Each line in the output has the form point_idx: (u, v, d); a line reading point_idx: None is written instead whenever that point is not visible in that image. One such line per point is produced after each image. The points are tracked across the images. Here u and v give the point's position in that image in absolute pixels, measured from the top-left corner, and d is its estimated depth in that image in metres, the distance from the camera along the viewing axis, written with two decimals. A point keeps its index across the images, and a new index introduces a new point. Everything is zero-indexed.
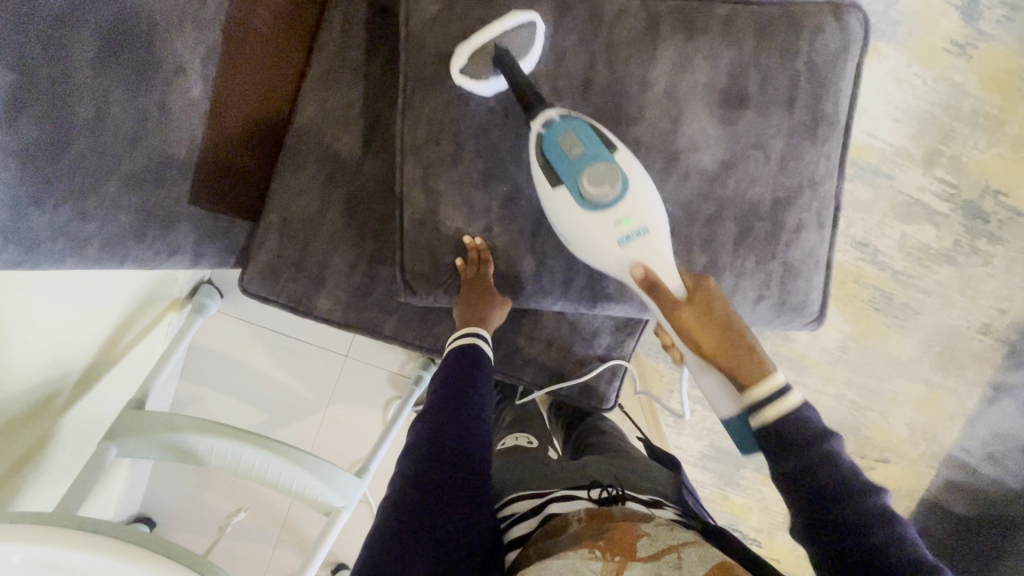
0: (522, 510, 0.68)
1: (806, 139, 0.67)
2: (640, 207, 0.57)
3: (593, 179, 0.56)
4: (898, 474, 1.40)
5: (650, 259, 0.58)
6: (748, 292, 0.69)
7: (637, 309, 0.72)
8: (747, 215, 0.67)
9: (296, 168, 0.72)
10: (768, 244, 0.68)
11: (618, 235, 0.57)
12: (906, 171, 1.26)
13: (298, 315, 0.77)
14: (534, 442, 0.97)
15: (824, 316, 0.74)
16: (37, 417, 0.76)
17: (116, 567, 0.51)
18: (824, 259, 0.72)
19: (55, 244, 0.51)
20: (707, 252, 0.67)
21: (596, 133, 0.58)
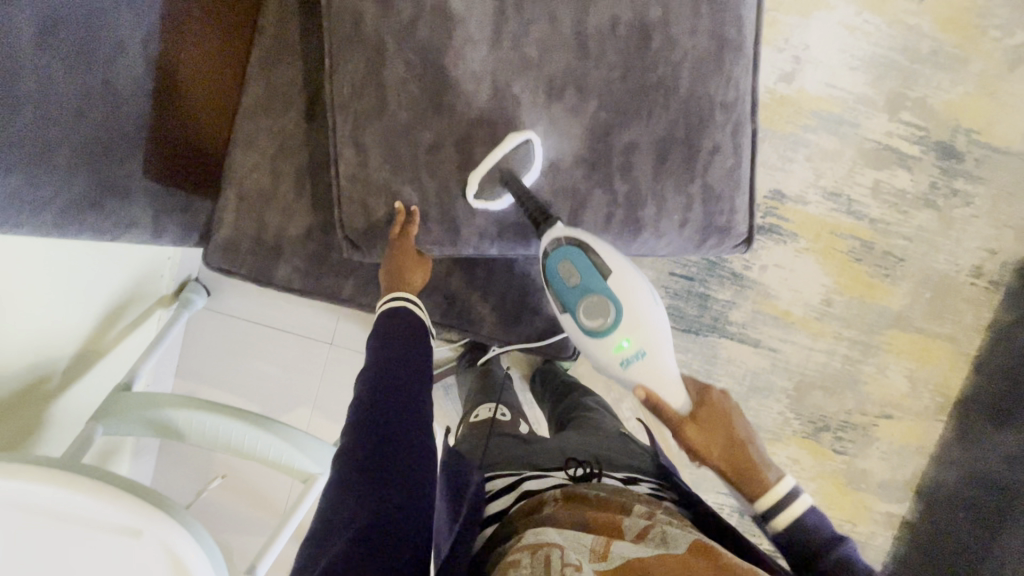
0: (497, 487, 0.70)
1: (710, 68, 0.72)
2: (637, 331, 0.67)
3: (590, 310, 0.68)
4: (903, 428, 1.36)
5: (652, 380, 0.68)
6: (672, 215, 0.74)
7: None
8: (665, 143, 0.71)
9: (246, 145, 0.77)
10: (687, 168, 0.73)
11: (619, 359, 0.68)
12: (871, 118, 1.25)
13: (261, 286, 0.81)
14: (508, 415, 0.97)
15: (752, 236, 0.80)
16: (27, 398, 0.82)
17: (75, 499, 0.54)
18: (744, 179, 0.77)
19: (12, 208, 0.57)
20: (629, 179, 0.72)
21: (593, 263, 0.68)
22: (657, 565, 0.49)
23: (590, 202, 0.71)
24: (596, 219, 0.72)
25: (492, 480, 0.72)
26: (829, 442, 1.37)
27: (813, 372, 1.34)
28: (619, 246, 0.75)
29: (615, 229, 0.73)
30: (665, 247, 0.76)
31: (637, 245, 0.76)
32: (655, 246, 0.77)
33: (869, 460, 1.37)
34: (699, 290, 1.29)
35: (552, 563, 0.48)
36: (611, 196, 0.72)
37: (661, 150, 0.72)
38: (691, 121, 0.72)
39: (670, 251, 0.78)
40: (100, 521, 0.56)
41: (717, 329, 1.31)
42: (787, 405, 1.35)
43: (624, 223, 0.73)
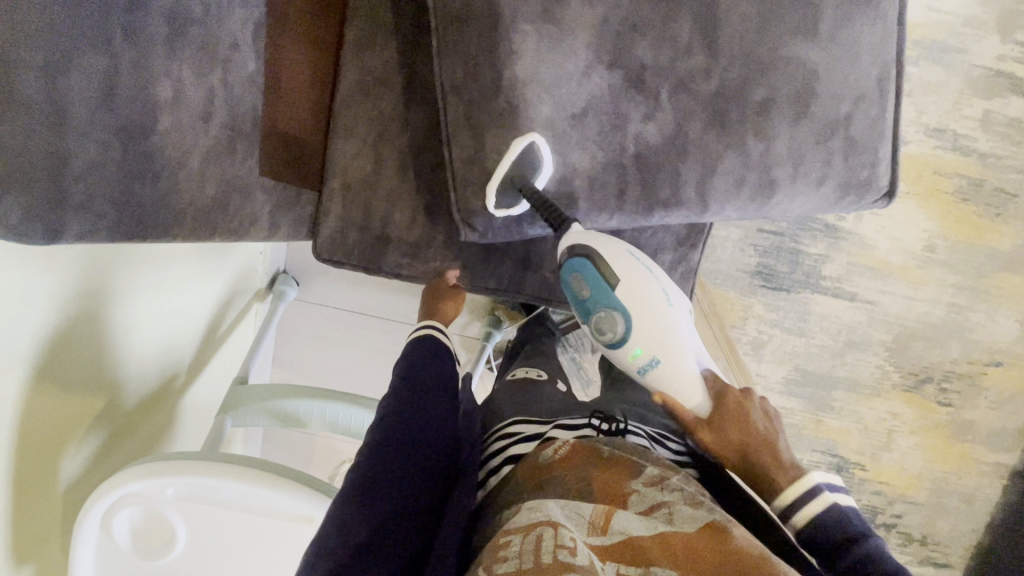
0: (525, 434, 0.69)
1: (856, 12, 0.71)
2: (649, 340, 0.66)
3: (601, 324, 0.67)
4: (1015, 375, 1.29)
5: (668, 387, 0.66)
6: (809, 174, 0.74)
7: (698, 213, 0.73)
8: (805, 94, 0.71)
9: (347, 132, 0.76)
10: (828, 120, 0.72)
11: (635, 367, 0.67)
12: (981, 41, 1.14)
13: (369, 273, 0.82)
14: (542, 375, 0.92)
15: (893, 191, 0.79)
16: (161, 395, 0.86)
17: (251, 490, 0.57)
18: (886, 130, 0.76)
19: (159, 215, 0.58)
20: (765, 139, 0.71)
21: (600, 271, 0.66)
22: (653, 550, 0.46)
23: (724, 164, 0.71)
24: (728, 185, 0.72)
25: (516, 424, 0.71)
26: (933, 394, 1.31)
27: (916, 323, 1.27)
28: (750, 209, 0.75)
29: (747, 193, 0.73)
30: (800, 208, 0.76)
31: (767, 209, 0.76)
32: (787, 209, 0.76)
33: (976, 409, 1.31)
34: (790, 245, 1.23)
35: (543, 545, 0.45)
36: (745, 158, 0.71)
37: (799, 103, 0.71)
38: (832, 70, 0.71)
39: (804, 211, 0.78)
40: (274, 509, 0.58)
41: (810, 284, 1.25)
42: (886, 358, 1.29)
43: (758, 185, 0.73)
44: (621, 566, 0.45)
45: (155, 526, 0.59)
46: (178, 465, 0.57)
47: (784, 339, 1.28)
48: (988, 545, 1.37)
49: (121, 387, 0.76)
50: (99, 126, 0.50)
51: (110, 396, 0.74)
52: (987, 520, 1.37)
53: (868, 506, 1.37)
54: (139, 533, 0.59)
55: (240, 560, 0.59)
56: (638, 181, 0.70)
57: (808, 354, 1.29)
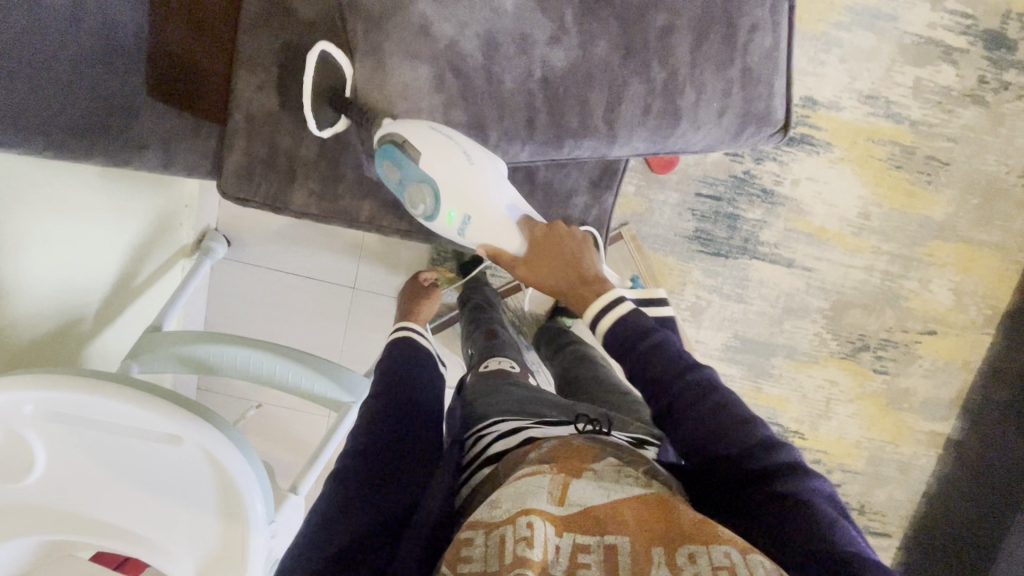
0: (501, 433, 0.66)
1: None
2: (456, 202, 0.69)
3: (415, 199, 0.69)
4: (949, 344, 1.32)
5: (486, 239, 0.73)
6: (711, 103, 0.76)
7: (606, 144, 0.76)
8: (703, 20, 0.73)
9: (249, 64, 0.74)
10: (726, 45, 0.74)
11: (454, 229, 0.72)
12: (913, 8, 1.15)
13: (277, 213, 0.80)
14: (516, 366, 0.93)
15: (789, 122, 0.82)
16: (61, 339, 0.83)
17: (115, 407, 0.54)
18: (783, 61, 0.79)
19: (21, 122, 0.56)
20: (667, 68, 0.74)
21: (405, 155, 0.65)
22: (607, 520, 0.47)
23: (628, 91, 0.73)
24: (633, 113, 0.74)
25: (495, 425, 0.69)
26: (869, 361, 1.33)
27: (851, 291, 1.29)
28: (657, 139, 0.78)
29: (652, 121, 0.75)
30: (704, 139, 0.79)
31: (674, 140, 0.79)
32: (693, 140, 0.79)
33: (911, 378, 1.33)
34: (727, 210, 1.23)
35: (505, 543, 0.43)
36: (649, 85, 0.74)
37: (697, 34, 0.73)
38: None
39: (709, 143, 0.81)
40: (141, 430, 0.56)
41: (748, 250, 1.25)
42: (824, 326, 1.30)
43: (664, 112, 0.75)
44: (575, 537, 0.45)
45: (14, 449, 0.56)
46: (32, 381, 0.54)
47: (722, 305, 1.28)
48: (922, 513, 1.39)
49: (6, 324, 0.73)
50: None
51: None
52: (923, 488, 1.39)
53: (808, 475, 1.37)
54: None
55: (113, 486, 0.57)
56: (544, 111, 0.72)
57: (747, 321, 1.29)
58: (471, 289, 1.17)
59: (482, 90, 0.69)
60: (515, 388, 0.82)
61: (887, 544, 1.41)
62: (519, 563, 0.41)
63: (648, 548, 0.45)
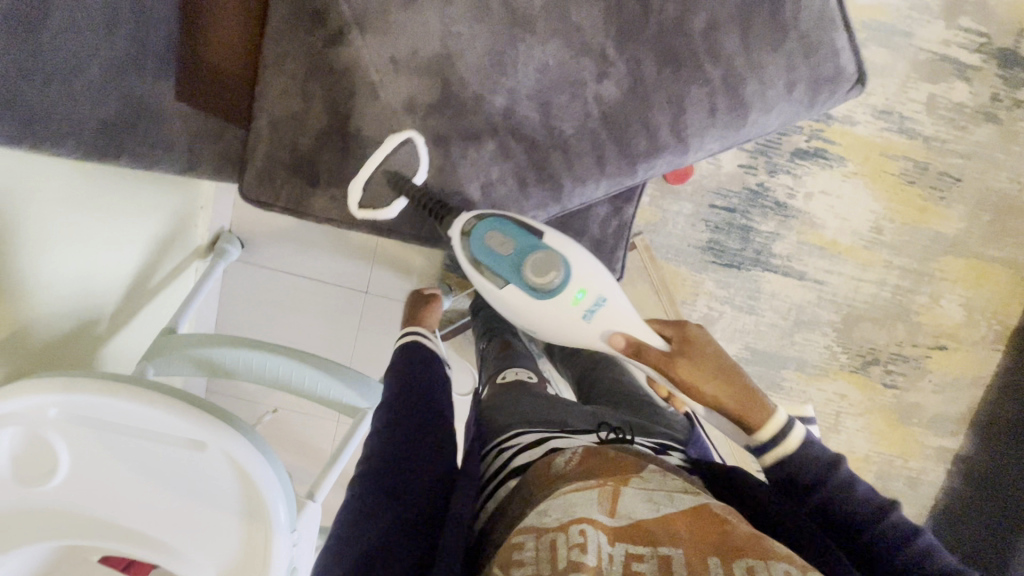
0: (524, 443, 0.66)
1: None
2: (588, 282, 0.72)
3: (539, 267, 0.71)
4: (958, 359, 1.32)
5: (615, 325, 0.72)
6: (777, 82, 0.80)
7: (680, 152, 0.82)
8: (746, 12, 0.77)
9: (275, 66, 0.74)
10: (776, 28, 0.78)
11: (581, 311, 0.72)
12: (927, 25, 1.16)
13: (298, 218, 0.80)
14: (534, 376, 0.92)
15: (863, 76, 0.84)
16: (78, 339, 0.83)
17: (140, 411, 0.54)
18: (837, 19, 0.81)
19: (52, 123, 0.55)
20: (721, 64, 0.78)
21: (518, 225, 0.73)
22: (659, 531, 0.48)
23: (690, 99, 0.78)
24: (701, 115, 0.80)
25: (517, 435, 0.68)
26: (878, 375, 1.33)
27: (863, 305, 1.29)
28: (727, 134, 0.82)
29: (721, 119, 0.81)
30: (777, 117, 0.83)
31: (746, 128, 0.83)
32: (767, 122, 0.83)
33: (920, 392, 1.33)
34: (741, 222, 1.24)
35: (558, 549, 0.45)
36: (710, 86, 0.79)
37: (742, 23, 0.77)
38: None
39: (782, 120, 0.84)
40: (165, 435, 0.55)
41: (760, 262, 1.26)
42: (834, 339, 1.31)
43: (730, 107, 0.80)
44: (629, 546, 0.47)
45: (40, 451, 0.56)
46: (58, 384, 0.53)
47: (733, 317, 1.28)
48: (930, 527, 1.39)
49: (24, 324, 0.72)
50: None
51: (13, 331, 0.70)
52: (931, 502, 1.40)
53: None
54: (21, 460, 0.56)
55: (134, 491, 0.57)
56: (611, 141, 0.80)
57: (758, 333, 1.30)
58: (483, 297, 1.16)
59: (547, 143, 0.79)
60: (530, 395, 0.82)
61: None
62: (574, 569, 0.44)
63: (705, 558, 0.46)
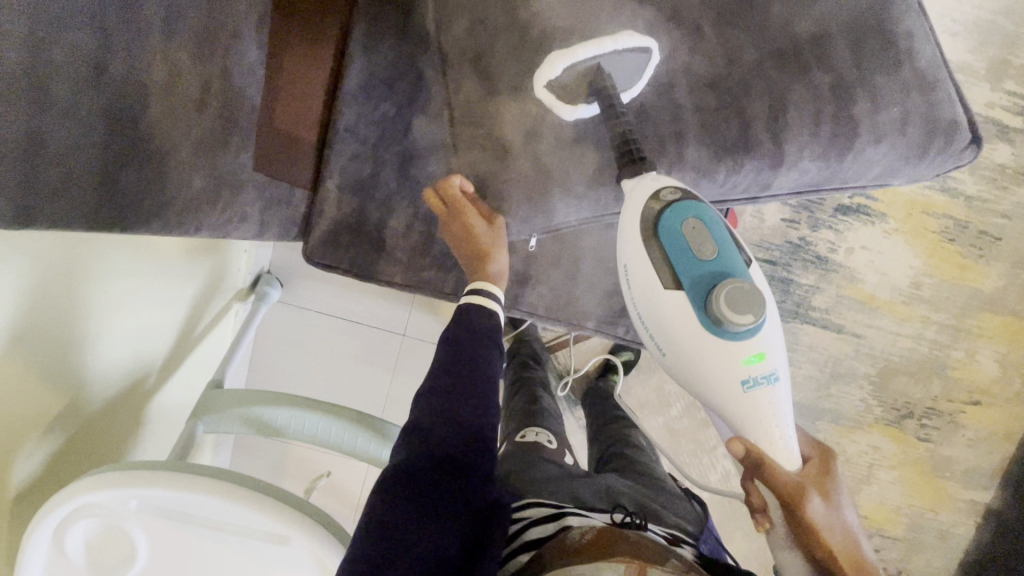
0: (536, 515, 0.67)
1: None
2: (772, 351, 0.60)
3: (728, 293, 0.58)
4: (992, 415, 1.32)
5: (771, 413, 0.60)
6: (889, 114, 0.75)
7: (778, 159, 0.74)
8: (854, 29, 0.76)
9: (345, 132, 0.72)
10: (884, 60, 0.76)
11: (746, 374, 0.60)
12: (972, 88, 1.18)
13: (361, 279, 0.79)
14: (553, 442, 0.93)
15: (978, 136, 0.79)
16: (130, 398, 0.81)
17: (221, 506, 0.53)
18: (945, 73, 0.79)
19: (143, 205, 0.54)
20: (828, 76, 0.75)
21: (732, 248, 0.62)
22: None
23: (792, 97, 0.73)
24: (800, 124, 0.73)
25: (531, 505, 0.69)
26: (913, 429, 1.32)
27: (899, 359, 1.29)
28: (829, 156, 0.75)
29: (828, 126, 0.74)
30: (885, 154, 0.76)
31: (854, 156, 0.76)
32: (874, 155, 0.76)
33: (954, 446, 1.33)
34: (782, 274, 1.25)
35: None
36: (814, 89, 0.74)
37: (852, 45, 0.75)
38: (877, 35, 0.76)
39: (888, 163, 0.78)
40: (245, 527, 0.54)
41: (799, 314, 1.26)
42: (870, 392, 1.30)
43: (835, 121, 0.74)
44: None
45: (115, 539, 0.55)
46: (139, 477, 0.52)
47: None
48: None
49: (82, 390, 0.71)
50: (84, 108, 0.46)
51: (71, 399, 0.69)
52: (960, 557, 1.37)
53: None
54: (97, 547, 0.55)
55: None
56: (703, 134, 0.72)
57: (795, 384, 1.30)
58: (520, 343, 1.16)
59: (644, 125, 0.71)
60: (548, 463, 0.84)
61: None
62: None
63: None
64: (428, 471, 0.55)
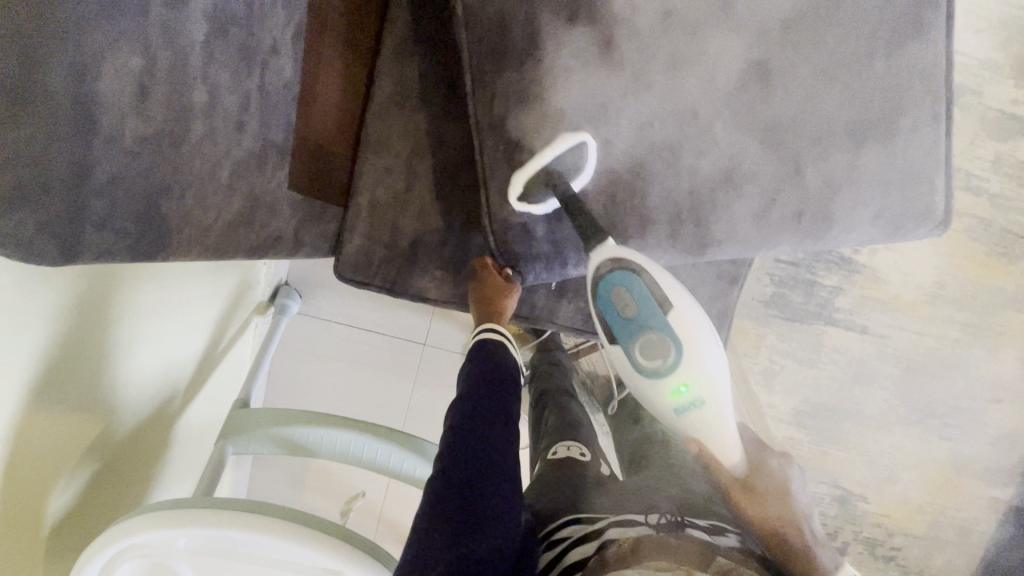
0: (574, 535, 0.57)
1: (907, 33, 0.65)
2: (697, 379, 0.58)
3: (645, 349, 0.59)
4: (1012, 412, 1.32)
5: (703, 432, 0.60)
6: (869, 204, 0.68)
7: (750, 249, 0.70)
8: (860, 125, 0.65)
9: (378, 145, 0.69)
10: (886, 147, 0.67)
11: (674, 405, 0.60)
12: (997, 85, 1.17)
13: (395, 296, 0.75)
14: (587, 455, 0.79)
15: (950, 217, 0.73)
16: (158, 419, 0.79)
17: (272, 543, 0.51)
18: (943, 155, 0.70)
19: (183, 232, 0.52)
20: (858, 104, 0.65)
21: (651, 292, 0.58)
22: None
23: (780, 202, 0.66)
24: (785, 219, 0.67)
25: (567, 526, 0.59)
26: (935, 428, 1.32)
27: (921, 358, 1.28)
28: (805, 244, 0.70)
29: (804, 227, 0.68)
30: (856, 241, 0.71)
31: (824, 241, 0.71)
32: (842, 241, 0.72)
33: (975, 445, 1.33)
34: (806, 276, 1.24)
35: None
36: (803, 190, 0.66)
37: (857, 138, 0.66)
38: (885, 108, 0.66)
39: (858, 243, 0.73)
40: (297, 564, 0.52)
41: (823, 316, 1.26)
42: (892, 392, 1.30)
43: (815, 219, 0.68)
44: None
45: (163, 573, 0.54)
46: (189, 515, 0.51)
47: (794, 370, 1.28)
48: None
49: (114, 416, 0.69)
50: (127, 134, 0.44)
51: (101, 427, 0.66)
52: (980, 553, 1.37)
53: (869, 539, 1.36)
54: None
55: None
56: (690, 217, 0.66)
57: (817, 385, 1.29)
58: (541, 353, 1.11)
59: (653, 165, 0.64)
60: (571, 478, 0.72)
61: None
62: None
63: None
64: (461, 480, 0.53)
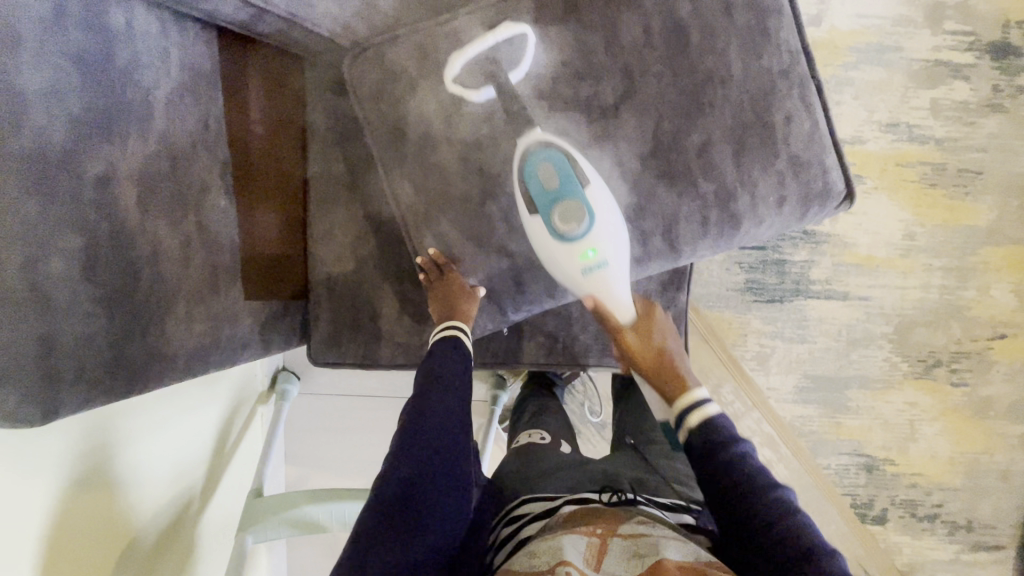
0: (534, 510, 0.64)
1: (762, 44, 0.71)
2: (603, 242, 0.66)
3: (564, 214, 0.64)
4: (1020, 344, 1.30)
5: (600, 290, 0.69)
6: (767, 198, 0.72)
7: (672, 258, 0.73)
8: (740, 135, 0.71)
9: (322, 237, 0.75)
10: (766, 146, 0.72)
11: (583, 267, 0.66)
12: (913, 37, 1.20)
13: (368, 368, 0.79)
14: (546, 437, 0.85)
15: (852, 190, 0.78)
16: (178, 523, 0.85)
17: None
18: (826, 138, 0.75)
19: (153, 365, 0.59)
20: (736, 113, 0.71)
21: (575, 174, 0.65)
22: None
23: (682, 213, 0.71)
24: (692, 228, 0.72)
25: (528, 501, 0.67)
26: (945, 377, 1.30)
27: (912, 311, 1.28)
28: (721, 244, 0.74)
29: (714, 231, 0.72)
30: (768, 230, 0.75)
31: (739, 238, 0.75)
32: (757, 232, 0.76)
33: (991, 385, 1.31)
34: (774, 256, 1.26)
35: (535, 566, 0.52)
36: (701, 200, 0.71)
37: (739, 140, 0.71)
38: (763, 111, 0.71)
39: (773, 232, 0.77)
40: None
41: (801, 292, 1.27)
42: (891, 349, 1.29)
43: (722, 221, 0.72)
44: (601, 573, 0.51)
45: None
46: None
47: (787, 350, 1.29)
48: None
49: (136, 530, 0.75)
50: (84, 301, 0.52)
51: (123, 543, 0.72)
52: None
53: (908, 501, 1.33)
54: None
55: None
56: None
57: (814, 359, 1.30)
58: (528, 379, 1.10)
59: None
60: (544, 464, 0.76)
61: (1004, 556, 1.35)
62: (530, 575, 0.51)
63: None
64: (413, 450, 0.59)
